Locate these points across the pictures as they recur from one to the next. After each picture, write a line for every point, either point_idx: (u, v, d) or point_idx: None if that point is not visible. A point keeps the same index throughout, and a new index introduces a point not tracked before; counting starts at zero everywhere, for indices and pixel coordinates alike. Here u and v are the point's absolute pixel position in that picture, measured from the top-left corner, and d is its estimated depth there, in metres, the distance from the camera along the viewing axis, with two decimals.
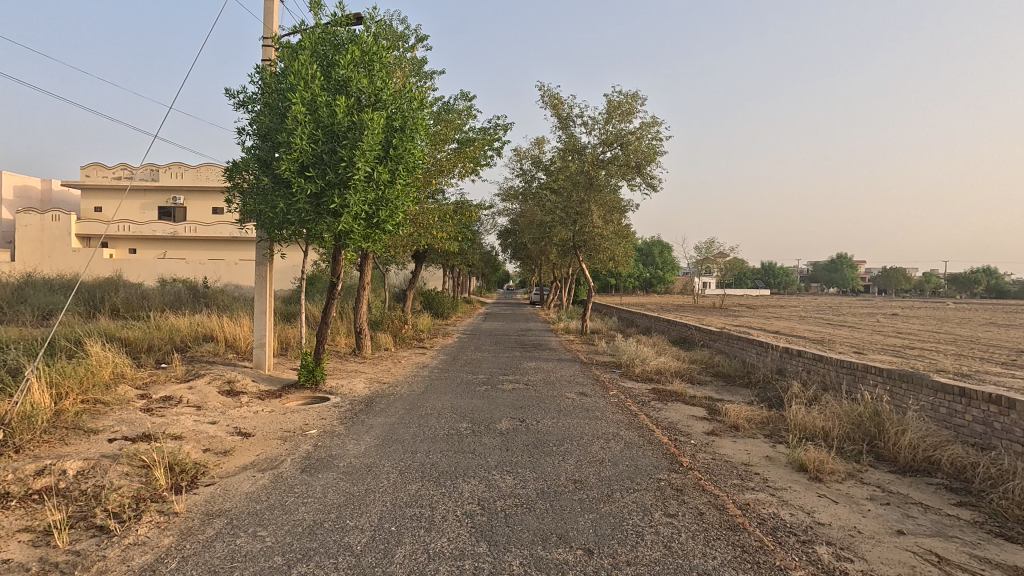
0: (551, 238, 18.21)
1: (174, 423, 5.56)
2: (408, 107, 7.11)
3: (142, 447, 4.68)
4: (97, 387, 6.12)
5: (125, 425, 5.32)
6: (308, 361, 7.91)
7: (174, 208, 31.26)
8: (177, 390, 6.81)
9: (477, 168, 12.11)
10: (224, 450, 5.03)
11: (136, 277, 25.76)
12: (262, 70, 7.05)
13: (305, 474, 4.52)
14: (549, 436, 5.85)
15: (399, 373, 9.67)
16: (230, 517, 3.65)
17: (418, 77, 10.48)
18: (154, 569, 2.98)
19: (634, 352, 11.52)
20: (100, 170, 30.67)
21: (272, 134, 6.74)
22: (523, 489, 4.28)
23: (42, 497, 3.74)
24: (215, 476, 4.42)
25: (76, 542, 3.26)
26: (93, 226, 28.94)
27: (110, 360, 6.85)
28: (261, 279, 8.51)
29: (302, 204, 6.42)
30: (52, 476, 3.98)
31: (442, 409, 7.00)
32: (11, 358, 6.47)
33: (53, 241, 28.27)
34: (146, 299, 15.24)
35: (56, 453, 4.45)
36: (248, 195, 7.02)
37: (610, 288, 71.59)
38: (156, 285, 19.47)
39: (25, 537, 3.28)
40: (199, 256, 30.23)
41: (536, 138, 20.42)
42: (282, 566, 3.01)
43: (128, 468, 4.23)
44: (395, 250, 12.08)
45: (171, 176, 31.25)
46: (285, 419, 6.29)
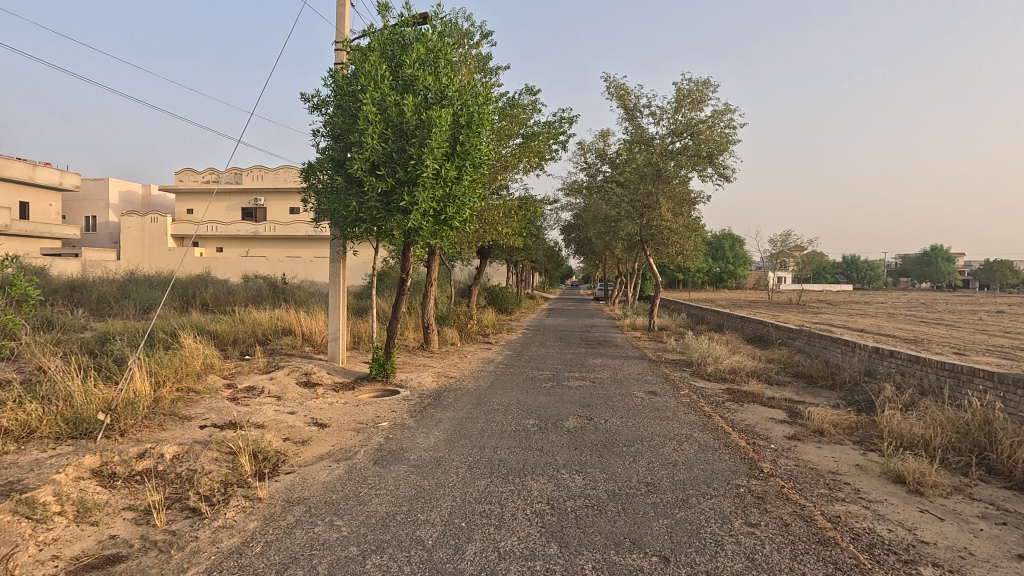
0: (617, 233, 17.83)
1: (257, 412, 5.88)
2: (473, 103, 7.12)
3: (229, 434, 4.96)
4: (189, 377, 6.57)
5: (214, 413, 5.67)
6: (379, 354, 8.14)
7: (256, 209, 33.24)
8: (260, 381, 7.21)
9: (543, 163, 12.02)
10: (302, 439, 5.25)
11: (224, 274, 27.64)
12: (334, 73, 7.27)
13: (378, 465, 4.64)
14: (619, 436, 5.68)
15: (466, 368, 9.80)
16: (308, 505, 3.79)
17: (483, 73, 10.51)
18: (241, 551, 3.12)
19: (706, 349, 11.05)
20: (191, 175, 33.05)
21: (345, 135, 6.95)
22: (594, 490, 4.18)
23: (143, 478, 4.04)
24: (295, 464, 4.61)
25: (172, 522, 3.47)
26: (186, 227, 31.30)
27: (201, 352, 7.34)
28: (334, 275, 8.83)
29: (374, 202, 6.59)
30: (152, 459, 4.29)
31: (509, 405, 7.00)
32: (117, 349, 7.07)
33: (151, 241, 30.83)
34: (231, 295, 16.29)
35: (155, 438, 4.79)
36: (323, 195, 7.29)
37: (677, 283, 69.51)
38: (241, 281, 20.77)
39: (129, 515, 3.54)
40: (278, 254, 32.07)
41: (600, 131, 20.05)
42: (358, 557, 3.08)
43: (217, 454, 4.49)
44: (461, 246, 12.23)
45: (252, 179, 33.18)
46: (358, 410, 6.50)
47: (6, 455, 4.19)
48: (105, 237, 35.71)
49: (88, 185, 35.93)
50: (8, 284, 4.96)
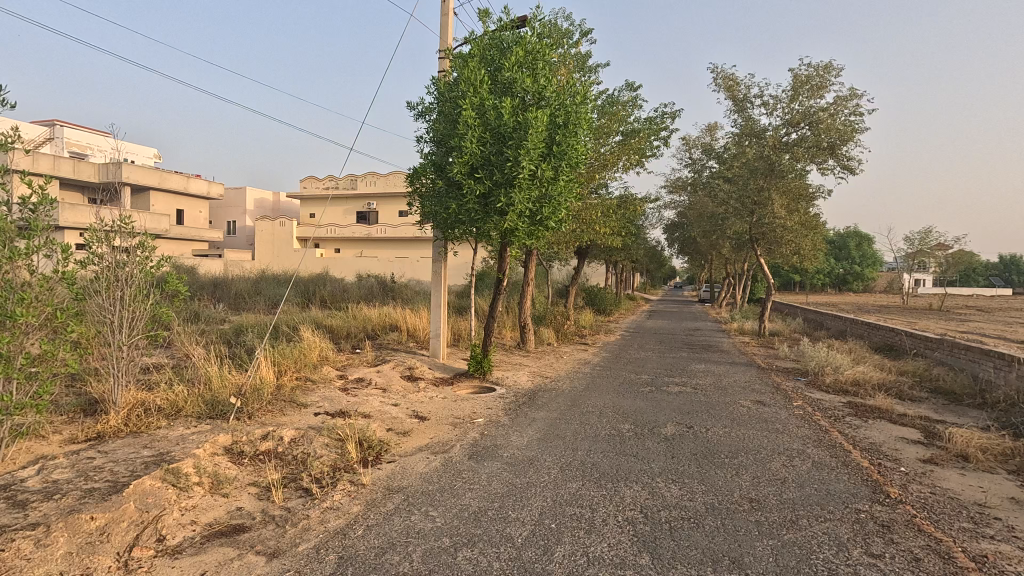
0: (724, 231, 16.87)
1: (364, 403, 6.29)
2: (571, 103, 7.09)
3: (339, 422, 5.35)
4: (307, 367, 7.18)
5: (327, 401, 6.15)
6: (476, 352, 8.36)
7: (369, 212, 35.56)
8: (368, 373, 7.71)
9: (643, 160, 11.68)
10: (404, 430, 5.52)
11: (341, 273, 30.00)
12: (437, 81, 7.56)
13: (473, 461, 4.76)
14: (721, 446, 5.36)
15: (562, 368, 9.77)
16: (406, 494, 3.98)
17: (582, 72, 10.42)
18: (345, 533, 3.35)
19: (824, 357, 10.11)
20: (314, 182, 36.07)
21: (446, 140, 7.21)
22: (692, 501, 3.98)
23: (266, 458, 4.47)
24: (396, 454, 4.87)
25: (288, 500, 3.81)
26: (309, 230, 34.24)
27: (318, 344, 7.99)
28: (436, 275, 9.19)
29: (472, 204, 6.78)
30: (273, 441, 4.74)
31: (604, 408, 6.87)
32: (249, 340, 7.91)
33: (280, 243, 34.10)
34: (346, 292, 17.56)
35: (277, 421, 5.29)
36: (426, 198, 7.62)
37: (792, 284, 64.43)
38: (355, 279, 22.33)
39: (253, 490, 3.94)
40: (388, 254, 34.08)
41: (707, 125, 19.08)
42: (450, 548, 3.18)
43: (329, 440, 4.85)
44: (558, 246, 12.23)
45: (366, 184, 35.54)
46: (456, 406, 6.72)
47: (159, 430, 4.85)
48: (243, 239, 40.08)
49: (230, 194, 40.48)
50: (162, 282, 5.73)
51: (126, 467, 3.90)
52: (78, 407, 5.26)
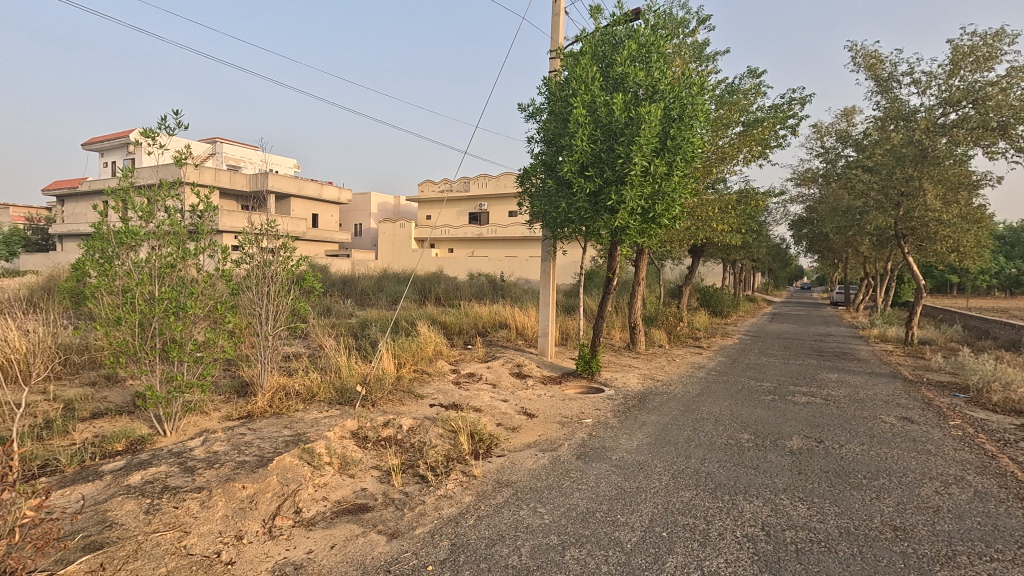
0: (862, 226, 15.16)
1: (476, 397, 6.52)
2: (687, 95, 6.77)
3: (453, 414, 5.58)
4: (424, 360, 7.59)
5: (442, 393, 6.45)
6: (585, 352, 8.29)
7: (481, 213, 36.74)
8: (479, 368, 7.97)
9: (767, 151, 10.86)
10: (513, 426, 5.63)
11: (454, 272, 31.32)
12: (547, 81, 7.60)
13: (581, 461, 4.73)
14: (858, 465, 4.83)
15: (674, 372, 9.39)
16: (516, 489, 4.05)
17: (699, 61, 9.91)
18: (457, 521, 3.48)
19: (991, 371, 8.71)
20: (430, 186, 37.97)
21: (556, 139, 7.23)
22: (822, 523, 3.63)
23: (387, 443, 4.79)
24: (505, 449, 4.98)
25: (406, 485, 4.05)
26: (425, 231, 36.11)
27: (433, 339, 8.42)
28: (546, 274, 9.26)
29: (582, 202, 6.74)
30: (393, 429, 5.06)
31: (720, 415, 6.50)
32: (372, 334, 8.54)
33: (400, 244, 36.34)
34: (459, 291, 18.31)
35: (396, 409, 5.65)
36: (536, 197, 7.70)
37: (949, 287, 56.31)
38: (467, 278, 23.18)
39: (375, 473, 4.25)
40: (498, 254, 34.95)
41: (843, 110, 17.27)
42: (558, 546, 3.18)
43: (443, 431, 5.09)
44: (672, 245, 11.77)
45: (478, 186, 36.70)
46: (564, 404, 6.73)
47: (297, 412, 5.39)
48: (367, 240, 43.30)
49: (357, 199, 43.88)
50: (300, 279, 6.37)
51: (271, 444, 4.40)
52: (233, 388, 6.01)
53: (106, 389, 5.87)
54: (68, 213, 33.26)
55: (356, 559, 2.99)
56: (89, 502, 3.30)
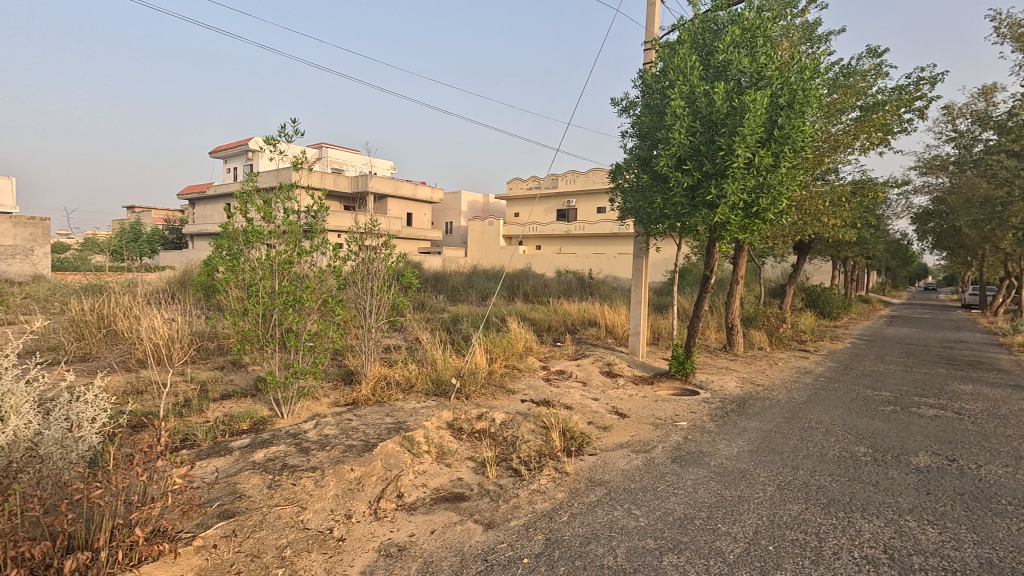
0: (1005, 219, 13.35)
1: (566, 394, 6.51)
2: (797, 80, 6.29)
3: (544, 410, 5.62)
4: (514, 356, 7.69)
5: (533, 389, 6.51)
6: (678, 352, 8.01)
7: (569, 210, 36.63)
8: (568, 366, 7.96)
9: (888, 137, 9.86)
10: (604, 425, 5.56)
11: (541, 269, 31.45)
12: (642, 73, 7.39)
13: (677, 464, 4.58)
14: (1001, 490, 4.27)
15: (776, 376, 8.82)
16: (609, 489, 4.00)
17: (810, 43, 9.18)
18: (551, 516, 3.50)
19: None
20: (518, 184, 38.35)
21: (651, 133, 7.03)
22: (957, 551, 3.25)
23: (481, 436, 4.92)
24: (597, 448, 4.93)
25: (500, 477, 4.13)
26: (514, 228, 36.56)
27: (523, 336, 8.51)
28: (638, 271, 9.03)
29: (679, 197, 6.50)
30: (486, 422, 5.18)
31: (831, 425, 6.01)
32: (465, 329, 8.78)
33: (489, 241, 37.09)
34: (547, 288, 18.36)
35: (489, 403, 5.78)
36: (629, 193, 7.53)
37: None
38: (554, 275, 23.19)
39: (471, 464, 4.37)
40: (586, 251, 34.62)
41: (982, 87, 15.29)
42: (655, 550, 3.11)
43: (535, 427, 5.13)
44: (776, 241, 11.04)
45: (566, 183, 36.52)
46: (657, 406, 6.54)
47: (396, 402, 5.67)
48: (458, 238, 44.60)
49: (449, 198, 45.28)
50: (399, 274, 6.68)
51: (375, 430, 4.67)
52: (340, 376, 6.44)
53: (233, 373, 6.51)
54: (199, 215, 37.24)
55: (455, 546, 3.10)
56: (221, 474, 3.68)
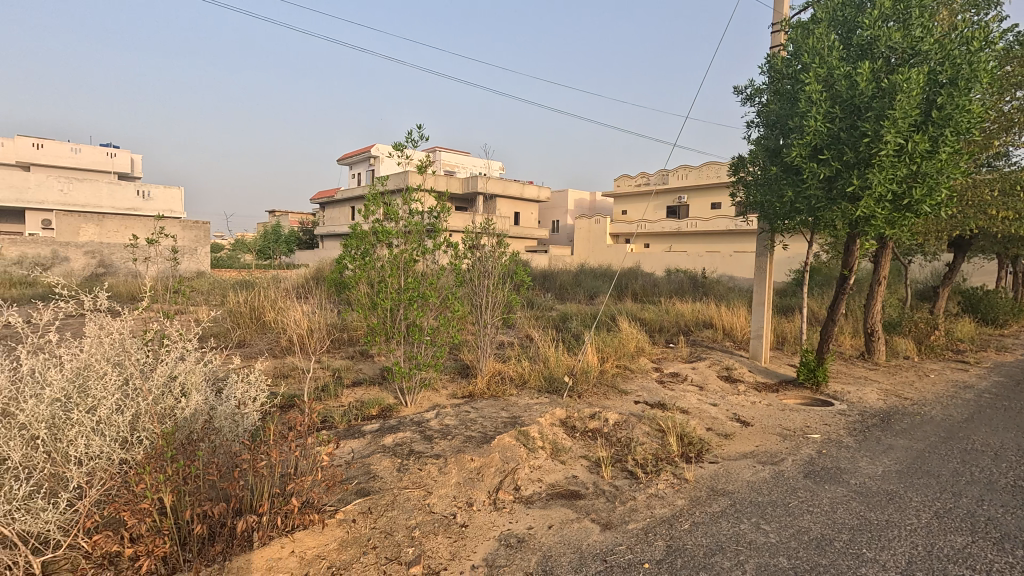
0: None
1: (682, 398, 6.26)
2: (962, 52, 5.52)
3: (659, 413, 5.45)
4: (627, 356, 7.54)
5: (646, 391, 6.34)
6: (808, 358, 7.36)
7: (680, 207, 35.24)
8: (683, 368, 7.64)
9: None
10: (725, 432, 5.27)
11: (650, 268, 30.49)
12: (771, 58, 6.89)
13: (809, 480, 4.22)
14: None
15: (928, 390, 7.80)
16: (733, 500, 3.79)
17: (977, 8, 7.96)
18: (671, 523, 3.39)
19: None
20: (626, 180, 37.45)
21: (781, 121, 6.54)
22: None
23: (594, 435, 4.88)
24: (718, 455, 4.69)
25: (616, 478, 4.07)
26: (622, 226, 35.80)
27: (636, 336, 8.31)
28: (761, 270, 8.43)
29: (814, 190, 5.98)
30: (600, 421, 5.13)
31: (1001, 449, 5.20)
32: (575, 327, 8.76)
33: (596, 239, 36.68)
34: (657, 287, 17.76)
35: (601, 403, 5.72)
36: (754, 187, 7.06)
37: None
38: (665, 274, 22.36)
39: (585, 462, 4.34)
40: (699, 249, 32.98)
41: None
42: (789, 571, 2.89)
43: (650, 429, 4.99)
44: (928, 237, 9.76)
45: (678, 178, 35.00)
46: (784, 415, 6.07)
47: (510, 396, 5.80)
48: (564, 237, 44.60)
49: (556, 197, 45.39)
50: (513, 272, 6.83)
51: (492, 423, 4.82)
52: (457, 369, 6.72)
53: (361, 362, 7.05)
54: (328, 218, 40.73)
55: (573, 543, 3.12)
56: (356, 455, 4.01)
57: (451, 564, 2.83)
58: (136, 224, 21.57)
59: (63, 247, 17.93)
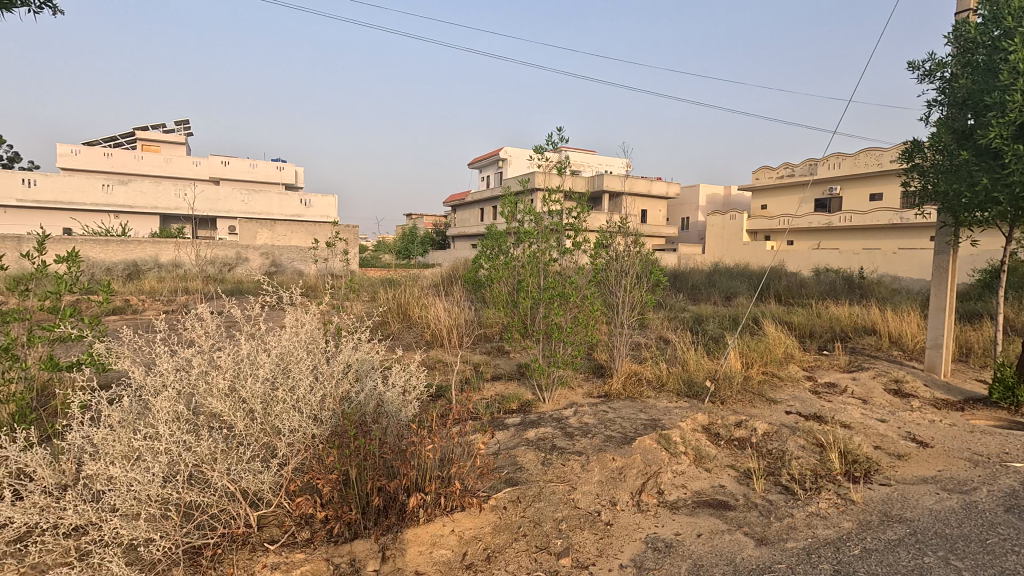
0: None
1: (842, 411, 5.67)
2: None
3: (816, 426, 4.99)
4: (774, 363, 7.01)
5: (799, 401, 5.84)
6: (1006, 374, 6.27)
7: (831, 199, 31.91)
8: (842, 379, 6.90)
9: None
10: (898, 453, 4.68)
11: (794, 267, 27.92)
12: (959, 26, 5.98)
13: (1013, 515, 3.61)
14: None
15: None
16: (914, 529, 3.36)
17: None
18: (837, 547, 3.11)
19: None
20: (767, 172, 34.65)
21: (974, 98, 5.65)
22: None
23: (741, 445, 4.60)
24: (890, 478, 4.18)
25: (769, 492, 3.81)
26: (761, 222, 33.20)
27: (783, 341, 7.68)
28: (940, 270, 7.34)
29: (1019, 176, 5.08)
30: (747, 431, 4.84)
31: None
32: (713, 330, 8.32)
33: (731, 237, 34.43)
34: (804, 288, 16.22)
35: (748, 411, 5.38)
36: (936, 176, 6.17)
37: None
38: (813, 274, 20.32)
39: (732, 472, 4.11)
40: (853, 246, 29.53)
41: None
42: None
43: (806, 443, 4.60)
44: None
45: (828, 168, 31.63)
46: (973, 438, 5.24)
47: (648, 399, 5.69)
48: (695, 234, 42.46)
49: (685, 192, 43.33)
50: (649, 272, 6.71)
51: (631, 424, 4.77)
52: (591, 369, 6.75)
53: (498, 358, 7.36)
54: (460, 220, 42.87)
55: (725, 555, 2.99)
56: (502, 446, 4.22)
57: (599, 560, 2.86)
58: (300, 228, 24.43)
59: (244, 249, 20.85)
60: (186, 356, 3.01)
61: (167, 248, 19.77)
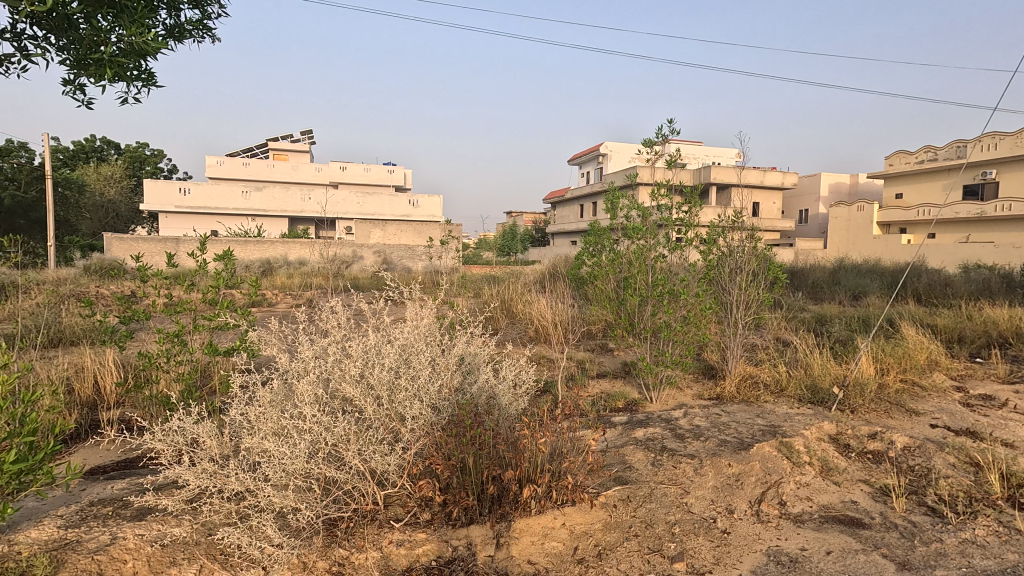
0: None
1: (1003, 427, 4.96)
2: None
3: (969, 443, 4.41)
4: (915, 370, 6.29)
5: (947, 414, 5.19)
6: None
7: (984, 185, 27.89)
8: (1002, 391, 6.02)
9: None
10: None
11: (937, 263, 24.77)
12: None
13: None
14: None
15: None
16: None
17: None
18: None
19: None
20: (903, 156, 30.95)
21: None
22: None
23: (877, 459, 4.18)
24: None
25: (912, 513, 3.43)
26: (895, 213, 29.82)
27: (926, 346, 6.86)
28: None
29: None
30: (883, 443, 4.39)
31: None
32: (840, 332, 7.63)
33: (857, 230, 31.30)
34: (950, 286, 14.34)
35: (884, 422, 4.88)
36: None
37: None
38: (961, 270, 17.88)
39: (866, 488, 3.75)
40: (1013, 238, 25.59)
41: None
42: None
43: (957, 461, 4.08)
44: None
45: (981, 150, 27.64)
46: None
47: (766, 403, 5.36)
48: (815, 227, 39.08)
49: (804, 181, 39.92)
50: (767, 268, 6.29)
51: (747, 429, 4.52)
52: (702, 371, 6.48)
53: (602, 356, 7.30)
54: (559, 216, 42.91)
55: None
56: (611, 445, 4.19)
57: (716, 569, 2.75)
58: (409, 228, 25.81)
59: (360, 247, 22.43)
60: (323, 345, 3.31)
61: (295, 247, 21.80)
